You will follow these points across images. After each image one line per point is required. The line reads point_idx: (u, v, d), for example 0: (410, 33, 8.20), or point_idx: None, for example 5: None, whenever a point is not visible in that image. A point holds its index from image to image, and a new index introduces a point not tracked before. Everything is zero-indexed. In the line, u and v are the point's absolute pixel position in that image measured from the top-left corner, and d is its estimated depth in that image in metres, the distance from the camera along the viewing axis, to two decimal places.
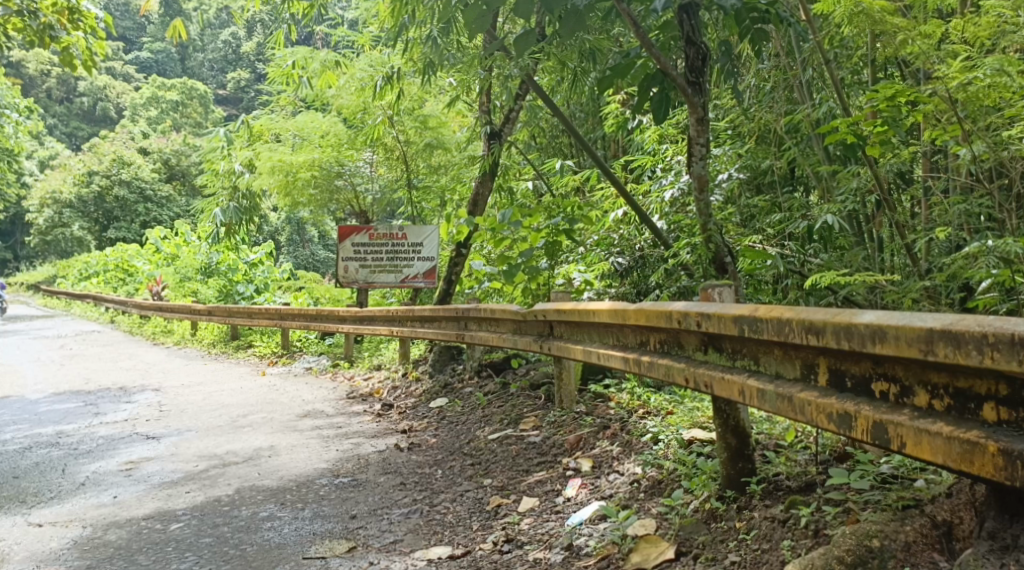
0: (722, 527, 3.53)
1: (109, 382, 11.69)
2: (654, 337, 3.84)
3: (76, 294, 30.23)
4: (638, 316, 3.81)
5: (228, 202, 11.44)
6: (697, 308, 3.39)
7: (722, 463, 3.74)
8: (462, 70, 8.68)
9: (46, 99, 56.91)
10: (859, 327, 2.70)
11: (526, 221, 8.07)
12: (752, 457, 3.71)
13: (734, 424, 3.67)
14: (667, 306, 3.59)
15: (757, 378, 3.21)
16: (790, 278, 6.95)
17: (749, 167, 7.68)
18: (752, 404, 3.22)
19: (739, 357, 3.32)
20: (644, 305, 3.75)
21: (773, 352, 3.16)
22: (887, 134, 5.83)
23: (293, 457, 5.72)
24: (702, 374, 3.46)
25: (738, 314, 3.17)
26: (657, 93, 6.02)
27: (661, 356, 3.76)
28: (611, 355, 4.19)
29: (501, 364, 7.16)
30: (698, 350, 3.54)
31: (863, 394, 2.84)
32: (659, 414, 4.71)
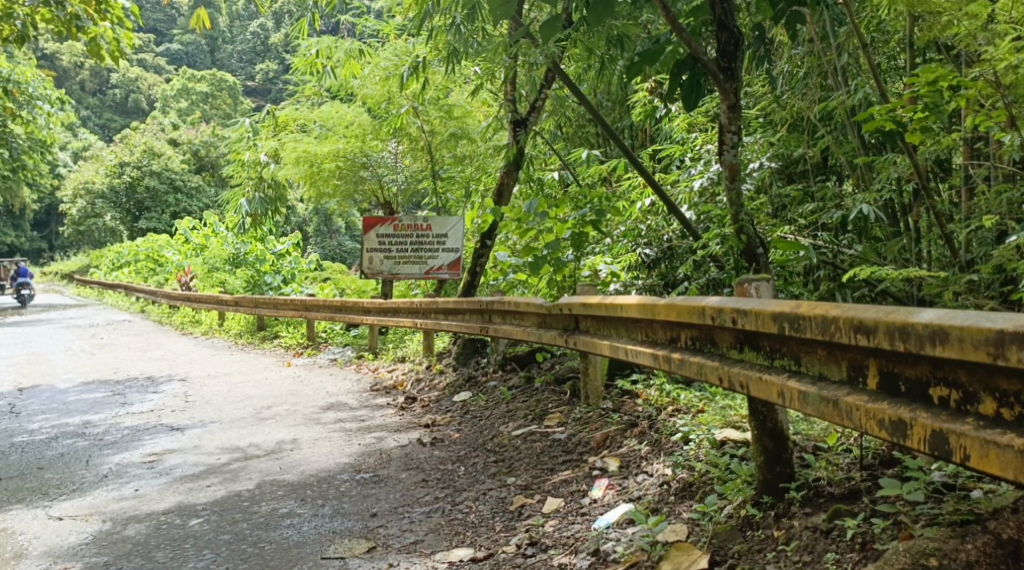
0: (759, 535, 3.39)
1: (136, 372, 11.69)
2: (685, 333, 3.68)
3: (108, 284, 30.47)
4: (669, 311, 3.65)
5: (253, 192, 11.41)
6: (733, 304, 3.22)
7: (758, 467, 3.57)
8: (488, 58, 8.54)
9: (79, 91, 57.40)
10: (918, 327, 2.53)
11: (552, 212, 7.94)
12: (790, 462, 3.55)
13: (771, 427, 3.50)
14: (699, 301, 3.43)
15: (797, 379, 3.03)
16: (824, 269, 6.75)
17: (781, 155, 7.47)
18: (792, 407, 3.03)
19: (777, 356, 3.15)
20: (676, 299, 3.58)
21: (816, 352, 2.97)
22: (928, 120, 5.57)
23: (313, 451, 5.61)
24: (737, 374, 3.28)
25: (779, 311, 2.99)
26: (687, 78, 5.74)
27: (692, 353, 3.60)
28: (640, 351, 4.03)
29: (526, 357, 7.01)
30: (733, 348, 3.37)
31: (918, 400, 2.65)
32: (689, 412, 4.55)
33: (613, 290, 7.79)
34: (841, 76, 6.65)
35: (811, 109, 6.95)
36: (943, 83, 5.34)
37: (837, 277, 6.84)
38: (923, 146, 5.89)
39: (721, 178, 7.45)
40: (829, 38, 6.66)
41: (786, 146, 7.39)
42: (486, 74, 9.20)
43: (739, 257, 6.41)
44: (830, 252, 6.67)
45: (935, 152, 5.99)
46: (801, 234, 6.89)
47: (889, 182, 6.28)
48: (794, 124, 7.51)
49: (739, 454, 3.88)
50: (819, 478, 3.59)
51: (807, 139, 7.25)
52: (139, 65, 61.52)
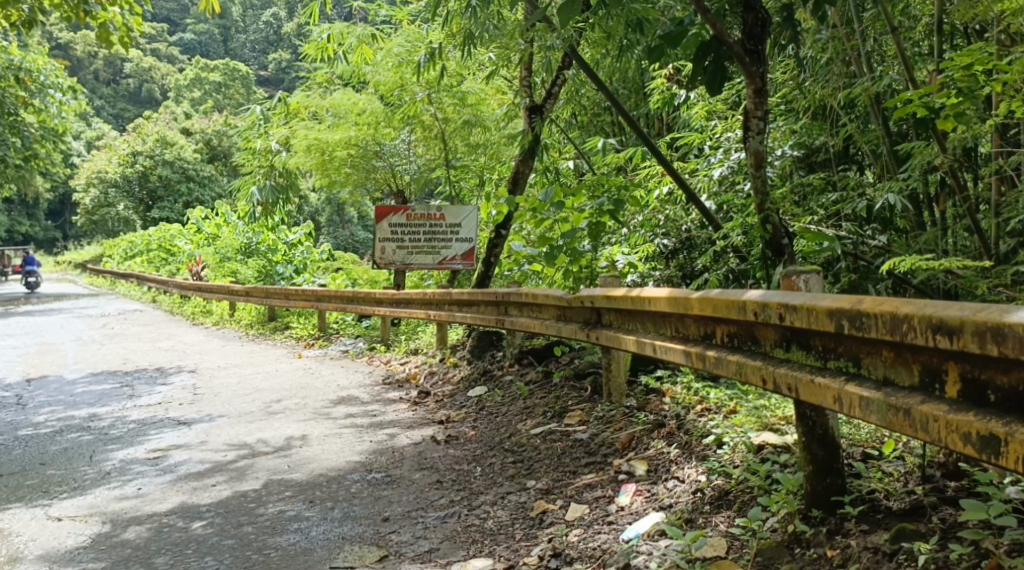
0: (810, 554, 3.13)
1: (145, 363, 11.51)
2: (722, 329, 3.44)
3: (120, 273, 30.37)
4: (705, 305, 3.40)
5: (265, 180, 11.05)
6: (780, 299, 2.97)
7: (806, 478, 3.31)
8: (504, 42, 8.30)
9: (92, 79, 57.31)
10: (1014, 328, 2.26)
11: (569, 201, 7.69)
12: (841, 472, 3.29)
13: (822, 433, 3.25)
14: (740, 295, 3.18)
15: (856, 383, 2.76)
16: (846, 260, 6.48)
17: (804, 143, 7.19)
18: (852, 415, 2.76)
19: (830, 357, 2.89)
20: (713, 292, 3.34)
21: (880, 354, 2.69)
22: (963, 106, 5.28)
23: (323, 448, 5.39)
24: (785, 376, 3.03)
25: (836, 307, 2.73)
26: (711, 61, 5.34)
27: (730, 351, 3.35)
28: (670, 347, 3.79)
29: (543, 351, 6.75)
30: (778, 347, 3.11)
31: (1011, 411, 2.36)
32: (719, 412, 4.32)
33: (631, 281, 7.53)
34: (864, 62, 6.35)
35: (833, 96, 6.67)
36: (979, 66, 5.08)
37: (859, 268, 6.59)
38: (954, 134, 5.61)
39: (743, 166, 7.17)
40: (852, 24, 6.37)
41: (809, 133, 7.10)
42: (502, 58, 8.93)
43: (766, 248, 6.15)
44: (854, 242, 6.41)
45: (968, 140, 5.72)
46: (824, 223, 6.63)
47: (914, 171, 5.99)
48: (819, 111, 7.24)
49: (780, 460, 3.63)
50: (874, 491, 3.37)
51: (830, 127, 6.97)
52: (153, 54, 61.39)
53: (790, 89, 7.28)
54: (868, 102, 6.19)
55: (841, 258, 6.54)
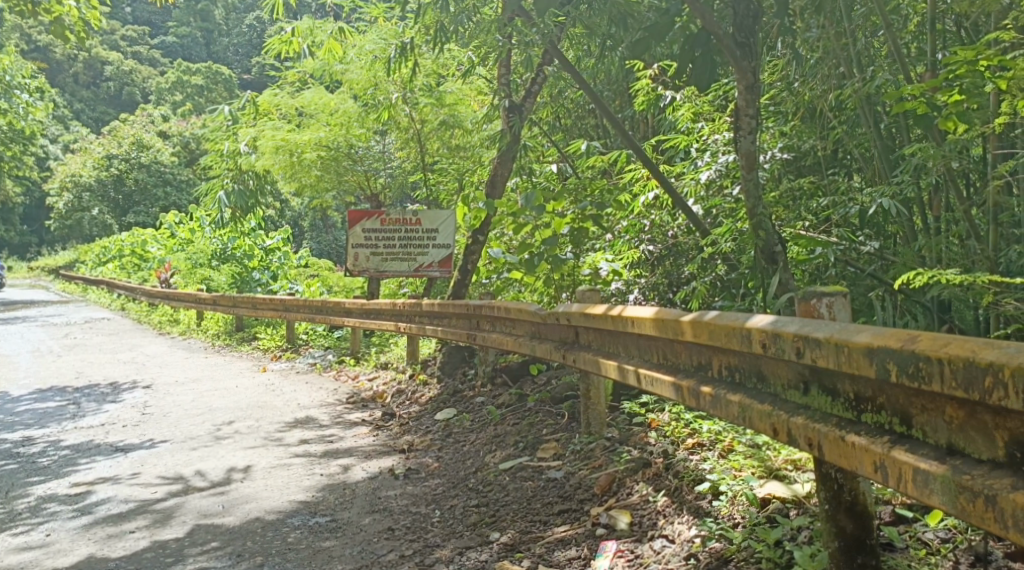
0: None
1: (100, 378, 10.89)
2: (720, 360, 2.91)
3: (92, 280, 29.61)
4: (699, 332, 2.87)
5: (232, 183, 10.43)
6: (798, 329, 2.42)
7: (829, 555, 2.75)
8: (479, 36, 7.74)
9: (71, 82, 56.51)
10: None
11: (550, 205, 7.10)
12: (875, 551, 2.71)
13: (851, 501, 2.68)
14: (744, 321, 2.65)
15: (903, 446, 2.18)
16: (843, 269, 5.94)
17: (793, 146, 6.66)
18: (906, 491, 2.15)
19: (866, 409, 2.31)
20: (709, 317, 2.81)
21: (943, 412, 2.07)
22: (968, 103, 4.77)
23: (265, 484, 4.90)
24: (807, 429, 2.48)
25: (879, 344, 2.15)
26: (699, 55, 4.85)
27: (732, 390, 2.82)
28: (657, 377, 3.26)
29: (518, 370, 6.16)
30: (794, 389, 2.57)
31: None
32: (714, 449, 3.79)
33: (614, 290, 7.00)
34: (855, 61, 5.86)
35: (822, 97, 6.17)
36: (983, 62, 4.52)
37: (849, 275, 6.07)
38: (954, 135, 5.08)
39: (733, 168, 6.60)
40: (841, 23, 5.88)
41: (799, 136, 6.55)
42: (478, 55, 8.37)
43: (758, 257, 5.60)
44: (849, 250, 5.86)
45: (967, 142, 5.20)
46: (817, 229, 6.08)
47: (907, 173, 5.49)
48: (810, 112, 6.72)
49: (789, 520, 3.07)
50: None
51: (819, 128, 6.46)
52: (132, 58, 60.58)
53: (779, 90, 6.76)
54: (859, 103, 5.70)
55: (837, 267, 6.01)
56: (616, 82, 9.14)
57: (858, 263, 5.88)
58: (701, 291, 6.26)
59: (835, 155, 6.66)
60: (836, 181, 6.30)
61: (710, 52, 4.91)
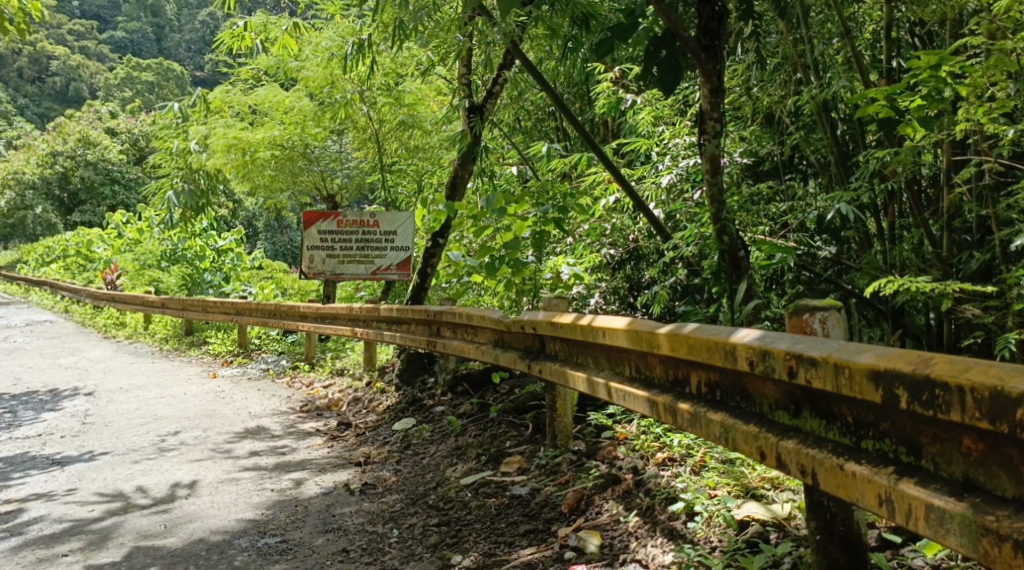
0: None
1: (41, 384, 10.55)
2: (697, 375, 2.91)
3: (37, 280, 28.82)
4: (678, 345, 2.87)
5: (182, 183, 10.10)
6: (792, 348, 2.43)
7: None
8: (438, 34, 7.54)
9: (17, 78, 55.20)
10: None
11: (510, 208, 6.86)
12: None
13: (843, 532, 2.64)
14: (730, 337, 2.65)
15: (911, 478, 2.20)
16: (806, 276, 5.86)
17: (753, 151, 6.53)
18: (915, 526, 2.17)
19: (866, 435, 2.33)
20: (688, 330, 2.80)
21: (957, 443, 2.11)
22: (929, 109, 4.70)
23: (212, 501, 4.71)
24: (799, 456, 2.49)
25: (885, 368, 2.18)
26: (665, 53, 4.75)
27: (713, 409, 2.82)
28: (629, 392, 3.24)
29: (479, 378, 5.95)
30: (781, 411, 2.59)
31: None
32: (686, 464, 3.69)
33: (575, 294, 6.89)
34: (812, 67, 5.80)
35: (781, 104, 6.10)
36: (947, 66, 4.43)
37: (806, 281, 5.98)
38: (915, 140, 5.00)
39: (694, 172, 6.45)
40: (804, 26, 5.79)
41: (759, 141, 6.43)
42: (437, 53, 8.17)
43: (721, 263, 5.50)
44: (807, 256, 5.79)
45: (928, 147, 5.14)
46: (775, 234, 5.96)
47: (867, 180, 5.42)
48: (768, 118, 6.64)
49: (772, 546, 2.95)
50: None
51: (778, 133, 6.38)
52: (82, 54, 59.31)
53: (740, 94, 6.67)
54: (816, 109, 5.64)
55: (802, 274, 5.91)
56: (577, 84, 8.96)
57: (813, 268, 5.81)
58: (663, 295, 6.09)
59: (790, 159, 6.57)
60: (794, 186, 6.23)
61: (675, 53, 4.77)
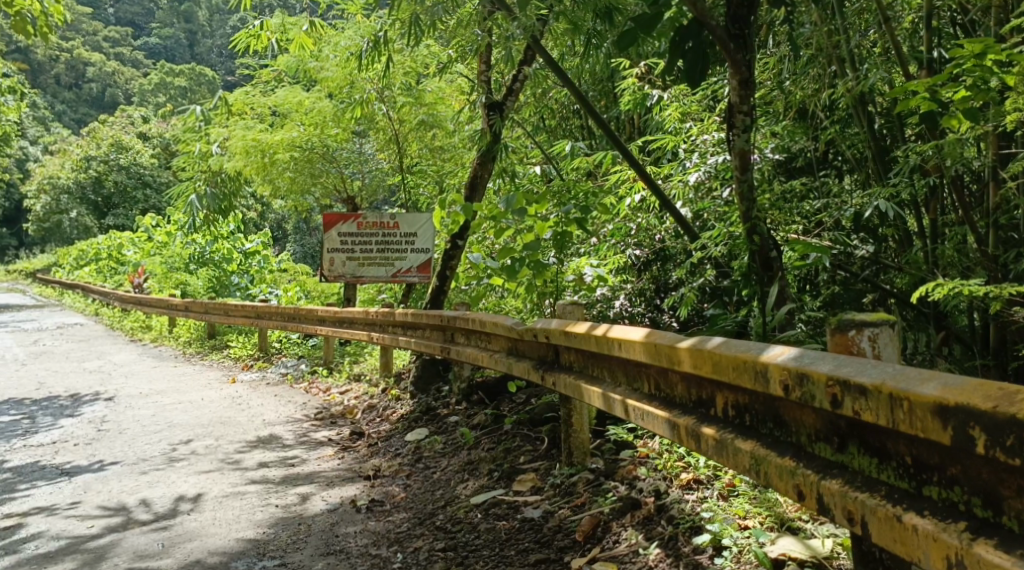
0: None
1: (61, 389, 10.42)
2: (723, 397, 2.76)
3: (68, 284, 28.94)
4: (702, 362, 2.73)
5: (204, 186, 9.79)
6: (836, 374, 2.27)
7: None
8: (457, 30, 7.26)
9: (53, 84, 55.83)
10: None
11: (531, 208, 6.51)
12: None
13: None
14: (762, 359, 2.50)
15: (988, 539, 1.99)
16: (842, 276, 5.47)
17: (785, 146, 6.16)
18: None
19: (928, 480, 2.14)
20: (714, 346, 2.66)
21: None
22: (974, 100, 4.38)
23: (214, 517, 4.47)
24: (847, 501, 2.30)
25: (956, 403, 2.00)
26: (691, 45, 4.39)
27: (745, 437, 2.66)
28: (649, 412, 3.09)
29: (495, 387, 5.70)
30: (823, 445, 2.42)
31: None
32: (712, 487, 3.49)
33: (599, 297, 6.60)
34: (848, 59, 5.48)
35: (814, 97, 5.77)
36: (993, 54, 4.09)
37: (837, 279, 5.55)
38: (959, 134, 4.67)
39: (724, 169, 6.15)
40: (838, 16, 5.47)
41: (791, 136, 6.08)
42: (456, 49, 7.90)
43: (750, 266, 5.20)
44: (842, 255, 5.43)
45: (973, 140, 4.80)
46: (809, 234, 5.60)
47: (906, 176, 5.10)
48: (801, 113, 6.30)
49: None
50: None
51: (812, 127, 6.04)
52: (114, 59, 59.76)
53: (770, 89, 6.34)
54: (852, 103, 5.32)
55: (837, 275, 5.51)
56: (601, 81, 8.66)
57: (849, 267, 5.43)
58: (690, 297, 5.78)
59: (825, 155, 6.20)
60: (828, 183, 5.87)
61: (704, 43, 4.44)
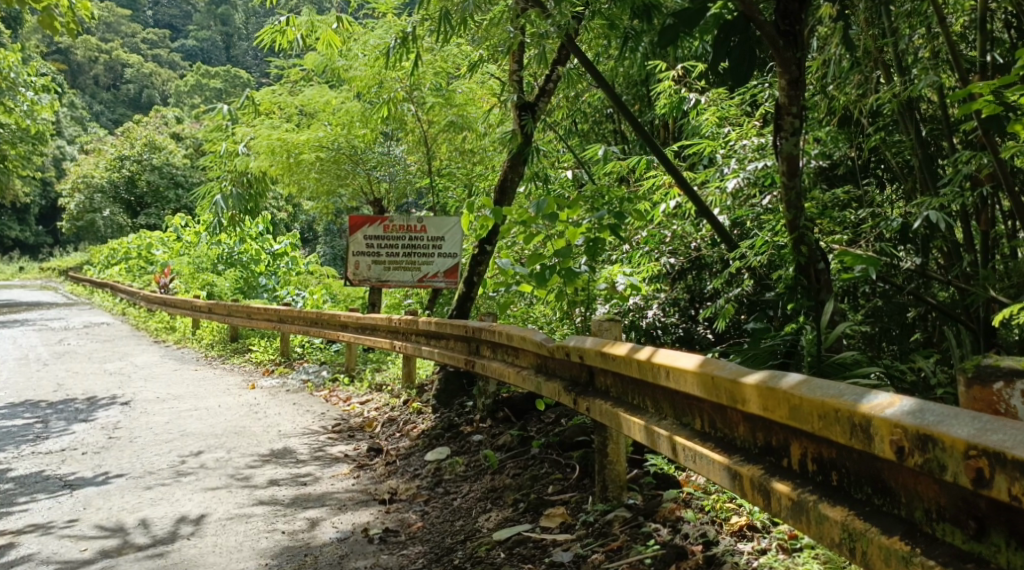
0: None
1: (80, 391, 10.18)
2: (800, 447, 2.54)
3: (99, 283, 28.91)
4: (779, 407, 2.50)
5: (231, 186, 9.48)
6: (979, 441, 2.01)
7: None
8: (488, 27, 6.88)
9: (92, 84, 56.29)
10: None
11: (563, 214, 6.08)
12: None
13: None
14: (863, 410, 2.26)
15: None
16: (888, 290, 5.12)
17: (829, 153, 5.66)
18: None
19: None
20: (799, 391, 2.44)
21: None
22: None
23: (215, 543, 4.14)
24: None
25: None
26: (736, 40, 3.95)
27: (831, 499, 2.41)
28: (707, 455, 2.87)
29: (522, 404, 5.34)
30: (941, 524, 2.15)
31: None
32: (770, 540, 3.26)
33: (631, 306, 6.14)
34: (896, 62, 5.09)
35: (858, 103, 5.38)
36: None
37: (879, 292, 5.14)
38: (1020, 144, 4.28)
39: (764, 176, 5.69)
40: (887, 16, 5.07)
41: (834, 142, 5.59)
42: (486, 47, 7.52)
43: (793, 282, 4.80)
44: (886, 267, 4.99)
45: None
46: (852, 243, 5.18)
47: (957, 185, 4.72)
48: (844, 119, 5.85)
49: None
50: None
51: (855, 133, 5.63)
52: (151, 60, 60.06)
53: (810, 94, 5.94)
54: (897, 108, 4.94)
55: (881, 290, 5.13)
56: (636, 84, 8.27)
57: (894, 280, 5.02)
58: (727, 310, 5.34)
59: (867, 162, 5.70)
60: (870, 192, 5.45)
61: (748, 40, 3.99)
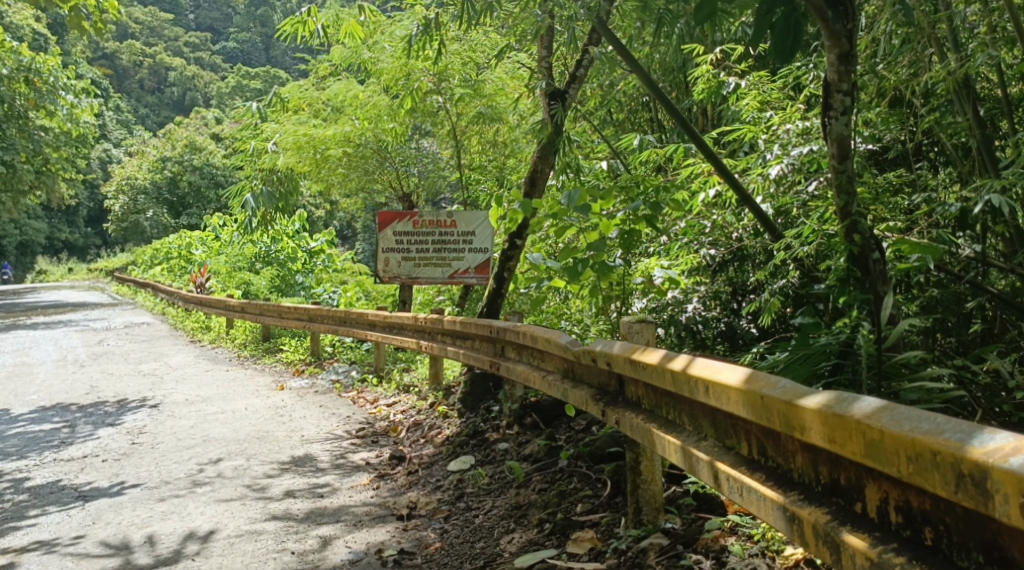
0: None
1: (110, 394, 10.00)
2: (877, 490, 2.16)
3: (142, 284, 29.00)
4: (853, 439, 2.14)
5: (261, 185, 9.21)
6: None
7: None
8: (515, 12, 6.47)
9: (135, 87, 56.81)
10: None
11: (596, 205, 5.69)
12: None
13: None
14: (976, 456, 1.87)
15: None
16: (945, 280, 4.65)
17: (879, 136, 5.12)
18: None
19: None
20: (882, 423, 2.06)
21: None
22: None
23: (220, 565, 3.83)
24: None
25: None
26: (779, 14, 3.23)
27: (921, 556, 2.04)
28: (758, 489, 2.50)
29: (551, 409, 5.00)
30: None
31: None
32: None
33: (670, 300, 5.81)
34: (950, 36, 4.60)
35: (911, 82, 4.92)
36: None
37: (937, 283, 4.69)
38: None
39: (810, 160, 5.24)
40: None
41: (885, 124, 5.07)
42: (514, 33, 7.12)
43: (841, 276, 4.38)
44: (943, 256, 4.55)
45: None
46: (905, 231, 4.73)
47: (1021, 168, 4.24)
48: (894, 100, 5.41)
49: None
50: None
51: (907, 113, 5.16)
52: (192, 62, 60.48)
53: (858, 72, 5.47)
54: (953, 85, 4.44)
55: (938, 281, 4.68)
56: (673, 71, 7.84)
57: (952, 270, 4.58)
58: (770, 305, 4.94)
59: (919, 144, 5.23)
60: (923, 176, 4.98)
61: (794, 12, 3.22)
